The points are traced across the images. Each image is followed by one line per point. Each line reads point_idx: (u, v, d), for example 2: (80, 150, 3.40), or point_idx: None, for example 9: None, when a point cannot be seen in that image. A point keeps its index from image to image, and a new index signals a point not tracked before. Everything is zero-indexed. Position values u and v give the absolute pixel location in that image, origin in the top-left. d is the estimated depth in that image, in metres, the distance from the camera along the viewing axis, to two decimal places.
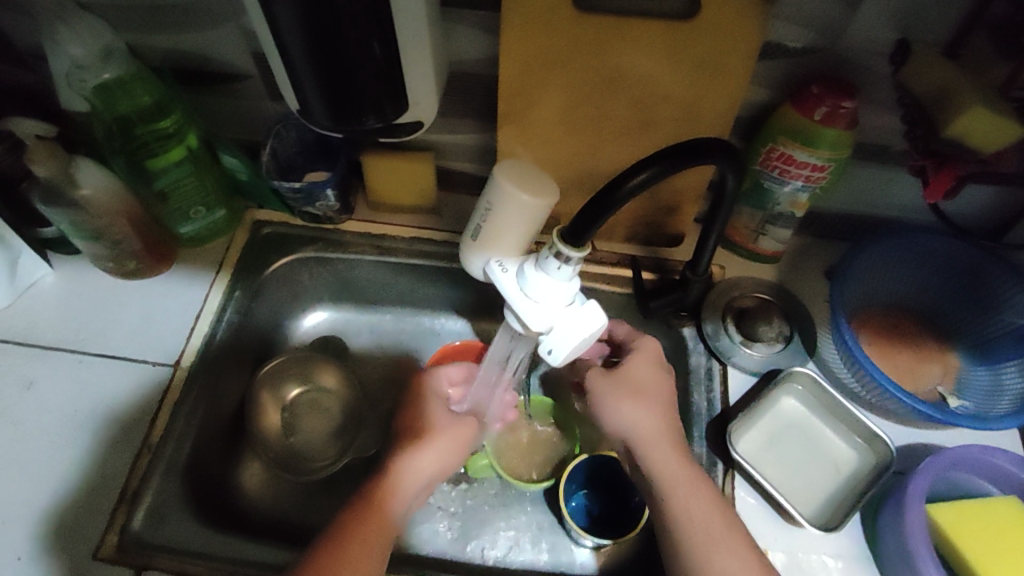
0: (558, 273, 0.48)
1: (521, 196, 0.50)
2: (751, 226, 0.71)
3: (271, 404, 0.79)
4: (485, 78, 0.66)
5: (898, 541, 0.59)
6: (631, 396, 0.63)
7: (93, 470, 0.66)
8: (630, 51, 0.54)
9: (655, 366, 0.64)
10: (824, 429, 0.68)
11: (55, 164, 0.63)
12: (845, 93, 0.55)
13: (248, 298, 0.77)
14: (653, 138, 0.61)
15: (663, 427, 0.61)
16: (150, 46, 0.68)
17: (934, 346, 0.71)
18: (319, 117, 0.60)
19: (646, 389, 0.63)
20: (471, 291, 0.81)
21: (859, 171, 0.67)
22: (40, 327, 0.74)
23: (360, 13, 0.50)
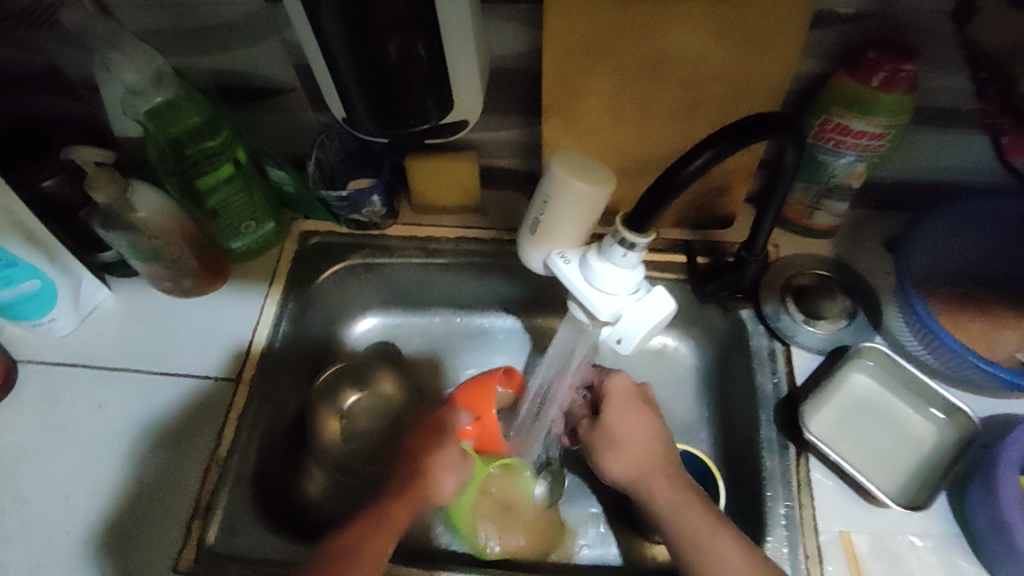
0: (623, 261, 0.48)
1: (576, 184, 0.50)
2: (806, 201, 0.70)
3: (328, 413, 0.78)
4: (527, 73, 0.66)
5: (991, 516, 0.58)
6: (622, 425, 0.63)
7: (167, 486, 0.67)
8: (678, 31, 0.53)
9: (638, 407, 0.64)
10: (898, 404, 0.67)
11: (113, 190, 0.64)
12: (905, 56, 0.54)
13: (301, 308, 0.77)
14: (704, 119, 0.60)
15: (659, 474, 0.61)
16: (197, 68, 0.69)
17: (1008, 312, 0.69)
18: (366, 124, 0.60)
19: (622, 401, 0.65)
20: (523, 288, 0.81)
21: (915, 136, 0.65)
22: (103, 349, 0.75)
23: (404, 15, 0.50)
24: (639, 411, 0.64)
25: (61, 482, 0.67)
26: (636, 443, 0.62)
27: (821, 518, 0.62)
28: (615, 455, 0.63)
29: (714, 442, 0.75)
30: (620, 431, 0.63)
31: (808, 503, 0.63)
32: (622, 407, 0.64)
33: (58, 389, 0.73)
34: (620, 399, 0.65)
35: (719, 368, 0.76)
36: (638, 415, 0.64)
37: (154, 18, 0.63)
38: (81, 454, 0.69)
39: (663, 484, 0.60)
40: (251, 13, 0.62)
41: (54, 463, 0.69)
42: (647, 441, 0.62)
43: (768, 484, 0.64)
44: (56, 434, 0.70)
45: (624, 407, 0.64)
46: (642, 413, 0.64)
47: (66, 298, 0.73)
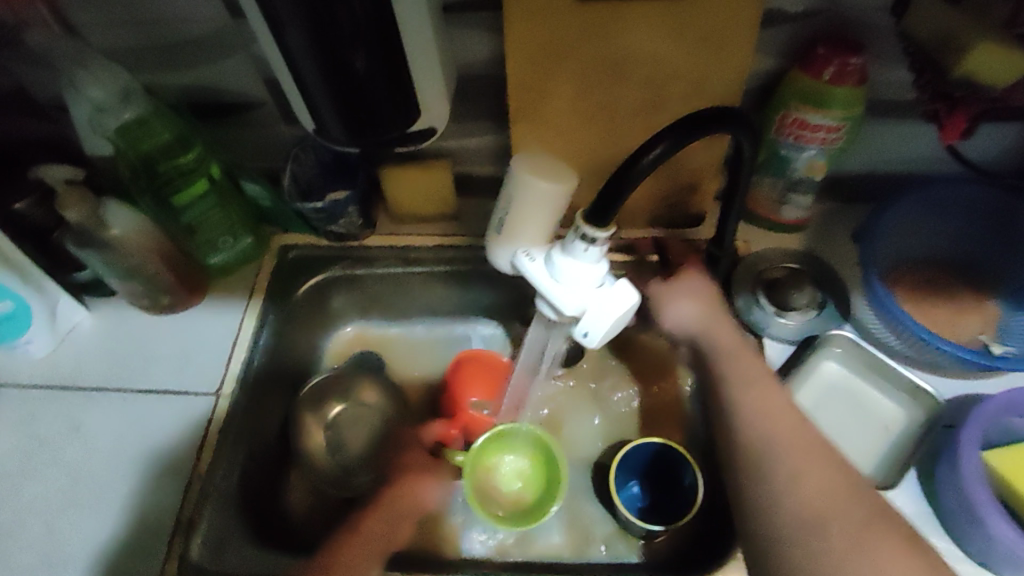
0: (586, 255, 0.49)
1: (539, 183, 0.51)
2: (772, 195, 0.71)
3: (315, 424, 0.80)
4: (493, 80, 0.67)
5: (957, 494, 0.60)
6: (690, 291, 0.64)
7: (148, 502, 0.67)
8: (635, 30, 0.54)
9: (712, 279, 0.66)
10: (867, 388, 0.69)
11: (85, 208, 0.65)
12: (852, 50, 0.56)
13: (282, 321, 0.78)
14: (665, 116, 0.61)
15: (722, 330, 0.61)
16: (167, 85, 0.70)
17: (969, 297, 0.71)
18: (335, 133, 0.61)
19: (698, 269, 0.66)
20: (501, 292, 0.82)
21: (868, 129, 0.67)
22: (83, 370, 0.76)
23: (365, 25, 0.51)
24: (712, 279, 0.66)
25: (41, 504, 0.68)
26: (707, 296, 0.64)
27: None
28: (688, 301, 0.64)
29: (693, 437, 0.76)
30: (697, 291, 0.64)
31: None
32: (695, 273, 0.66)
33: (38, 411, 0.73)
34: (701, 266, 0.66)
35: None
36: (711, 279, 0.65)
37: (122, 36, 0.64)
38: (61, 477, 0.69)
39: (726, 325, 0.61)
40: (218, 29, 0.63)
41: (34, 486, 0.69)
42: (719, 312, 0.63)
43: None
44: (36, 456, 0.71)
45: (699, 271, 0.66)
46: (713, 297, 0.64)
47: (44, 320, 0.73)
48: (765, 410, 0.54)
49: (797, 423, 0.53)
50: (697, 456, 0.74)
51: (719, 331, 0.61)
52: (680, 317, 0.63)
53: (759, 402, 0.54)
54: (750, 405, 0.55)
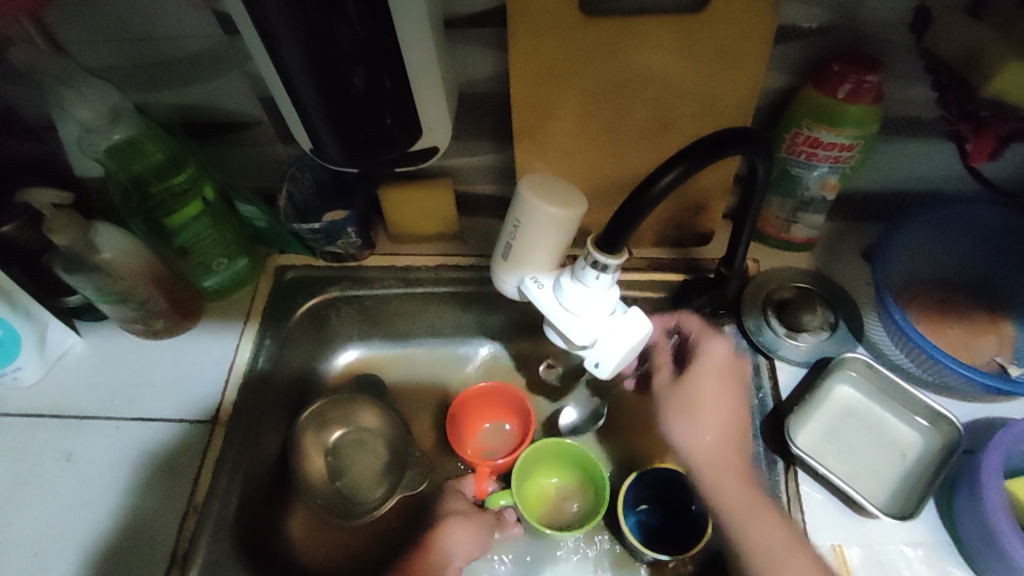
0: (598, 282, 0.48)
1: (548, 209, 0.49)
2: (782, 215, 0.69)
3: (314, 449, 0.77)
4: (496, 97, 0.65)
5: (979, 523, 0.58)
6: (697, 402, 0.66)
7: (140, 535, 0.65)
8: (644, 48, 0.52)
9: (722, 379, 0.66)
10: (881, 412, 0.67)
11: (73, 232, 0.63)
12: (869, 67, 0.54)
13: (279, 345, 0.76)
14: (674, 136, 0.59)
15: (719, 450, 0.63)
16: (159, 103, 0.68)
17: (985, 317, 0.69)
18: (333, 154, 0.59)
19: (704, 372, 0.66)
20: (504, 313, 0.80)
21: (884, 147, 0.65)
22: (73, 397, 0.73)
23: (364, 42, 0.50)
24: (721, 383, 0.66)
25: (29, 539, 0.65)
26: (713, 404, 0.65)
27: (813, 533, 0.61)
28: (707, 399, 0.65)
29: None
30: (716, 377, 0.66)
31: (798, 518, 0.62)
32: (702, 379, 0.66)
33: (26, 440, 0.71)
34: (708, 372, 0.66)
35: None
36: (720, 384, 0.66)
37: (113, 54, 0.62)
38: (50, 508, 0.67)
39: (730, 439, 0.63)
40: (212, 47, 0.61)
41: (21, 519, 0.66)
42: (736, 402, 0.65)
43: None
44: (23, 488, 0.68)
45: (707, 378, 0.66)
46: (730, 387, 0.66)
47: (32, 346, 0.71)
48: (754, 527, 0.58)
49: (777, 539, 0.57)
50: None
51: (716, 455, 0.63)
52: (678, 432, 0.66)
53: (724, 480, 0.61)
54: (722, 483, 0.61)
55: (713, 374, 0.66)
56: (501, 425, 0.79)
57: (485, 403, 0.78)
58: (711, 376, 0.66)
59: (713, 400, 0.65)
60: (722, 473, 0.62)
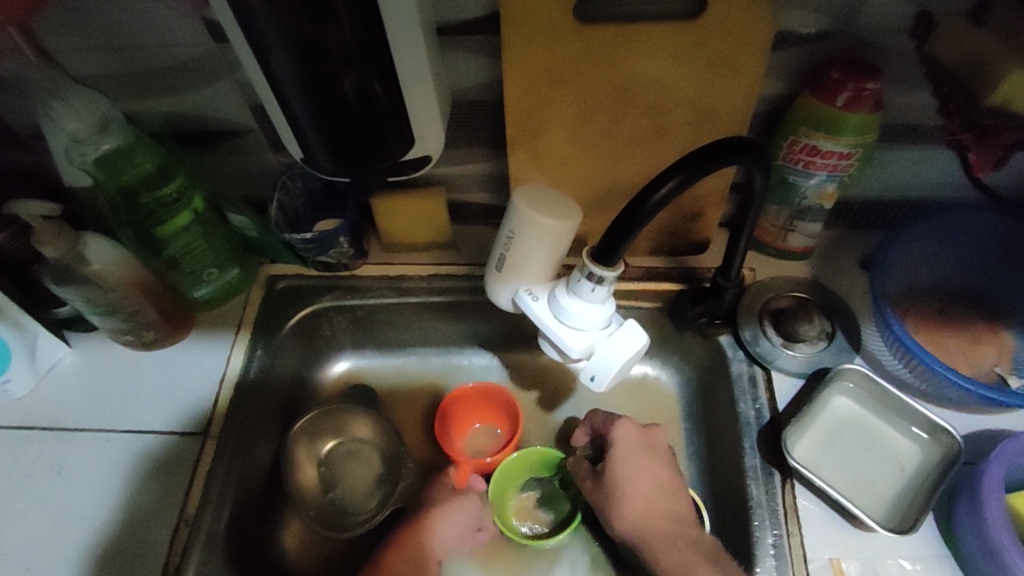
0: (594, 295, 0.47)
1: (542, 220, 0.48)
2: (779, 223, 0.69)
3: (306, 460, 0.76)
4: (490, 105, 0.65)
5: (979, 536, 0.57)
6: (626, 493, 0.61)
7: (129, 551, 0.63)
8: (640, 55, 0.52)
9: (644, 459, 0.62)
10: (880, 423, 0.66)
11: (61, 244, 0.63)
12: (869, 74, 0.53)
13: (270, 355, 0.75)
14: (670, 145, 0.59)
15: (660, 541, 0.59)
16: (149, 112, 0.67)
17: (984, 327, 0.69)
18: (324, 162, 0.58)
19: (619, 455, 0.63)
20: (498, 323, 0.79)
21: (882, 154, 0.65)
22: (61, 409, 0.72)
23: (355, 48, 0.49)
24: (644, 463, 0.62)
25: (16, 554, 0.64)
26: (644, 494, 0.61)
27: (812, 547, 0.60)
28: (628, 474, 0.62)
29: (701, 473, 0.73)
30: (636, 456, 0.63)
31: (797, 531, 0.61)
32: (624, 468, 0.62)
33: (13, 454, 0.69)
34: (625, 458, 0.63)
35: (701, 395, 0.75)
36: (641, 466, 0.62)
37: (102, 62, 0.61)
38: (39, 522, 0.65)
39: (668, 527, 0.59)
40: (203, 54, 0.61)
41: (9, 534, 0.65)
42: (663, 488, 0.62)
43: (755, 513, 0.62)
44: (9, 503, 0.67)
45: (629, 466, 0.62)
46: (653, 463, 0.63)
47: (20, 358, 0.70)
48: None
49: None
50: (706, 494, 0.71)
51: (659, 551, 0.58)
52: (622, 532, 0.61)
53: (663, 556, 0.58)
54: (660, 561, 0.58)
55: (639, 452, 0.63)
56: (491, 429, 0.79)
57: (475, 404, 0.78)
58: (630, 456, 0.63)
59: (639, 481, 0.62)
60: (674, 565, 0.57)
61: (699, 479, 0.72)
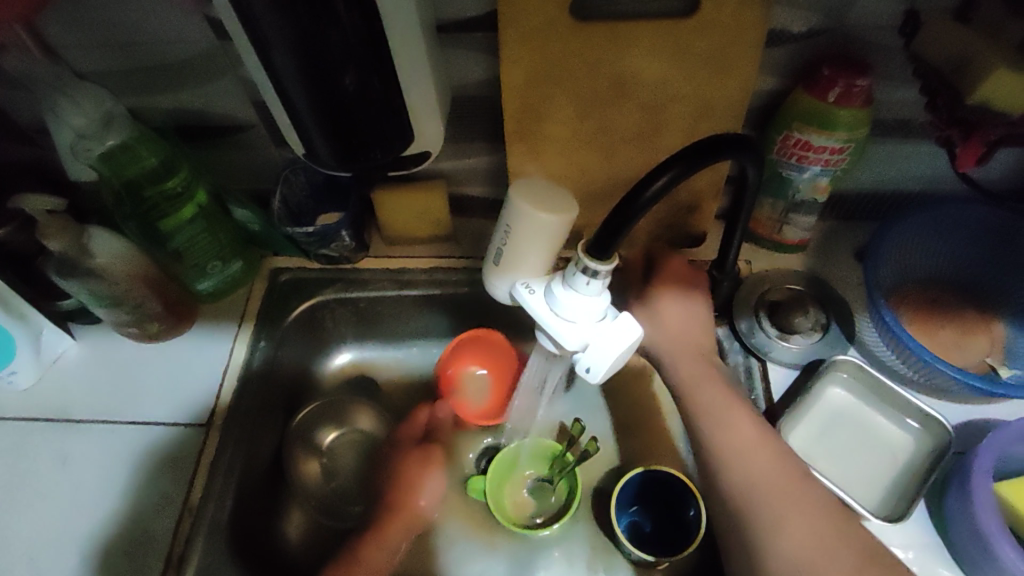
0: (589, 288, 0.48)
1: (538, 214, 0.49)
2: (774, 216, 0.70)
3: (309, 452, 0.78)
4: (488, 101, 0.66)
5: (969, 524, 0.58)
6: (660, 316, 0.67)
7: (137, 538, 0.65)
8: (636, 52, 0.53)
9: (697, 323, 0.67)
10: (875, 415, 0.67)
11: (68, 237, 0.64)
12: (859, 71, 0.54)
13: (273, 347, 0.76)
14: (666, 140, 0.60)
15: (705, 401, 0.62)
16: (153, 108, 0.68)
17: (977, 318, 0.70)
18: (325, 157, 0.59)
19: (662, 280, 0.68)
20: (498, 315, 0.80)
21: (875, 149, 0.65)
22: (67, 401, 0.73)
23: (355, 46, 0.50)
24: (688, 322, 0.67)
25: (25, 542, 0.65)
26: (687, 356, 0.65)
27: None
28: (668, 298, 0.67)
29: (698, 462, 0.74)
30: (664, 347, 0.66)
31: None
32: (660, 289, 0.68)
33: (21, 444, 0.71)
34: (669, 307, 0.67)
35: None
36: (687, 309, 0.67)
37: (105, 59, 0.62)
38: (46, 512, 0.67)
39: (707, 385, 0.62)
40: (205, 52, 0.62)
41: (17, 523, 0.66)
42: (694, 374, 0.63)
43: None
44: (17, 492, 0.68)
45: (674, 314, 0.67)
46: (693, 310, 0.67)
47: (26, 350, 0.71)
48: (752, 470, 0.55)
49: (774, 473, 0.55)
50: None
51: (704, 416, 0.61)
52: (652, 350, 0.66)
53: (723, 434, 0.59)
54: (722, 438, 0.58)
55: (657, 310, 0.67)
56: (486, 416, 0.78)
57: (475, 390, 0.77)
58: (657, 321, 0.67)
59: (678, 373, 0.64)
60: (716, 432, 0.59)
61: None
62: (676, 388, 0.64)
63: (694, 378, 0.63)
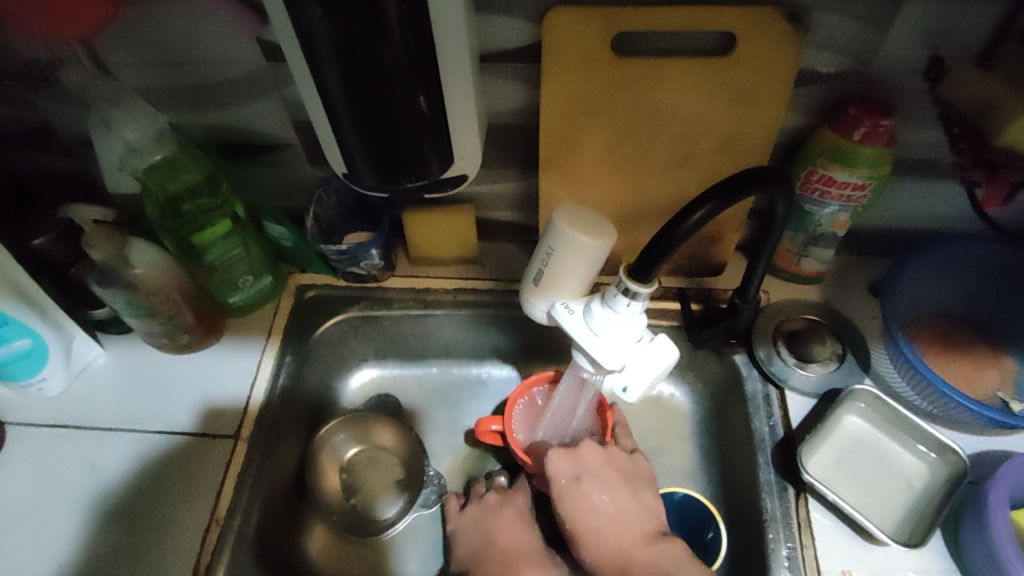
0: (629, 309, 0.50)
1: (580, 238, 0.51)
2: (794, 248, 0.72)
3: (330, 465, 0.78)
4: (521, 129, 0.68)
5: (985, 551, 0.59)
6: (567, 488, 0.66)
7: (163, 545, 0.65)
8: (672, 87, 0.55)
9: (615, 494, 0.67)
10: (890, 443, 0.68)
11: (111, 247, 0.65)
12: (884, 112, 0.57)
13: (299, 361, 0.77)
14: (695, 170, 0.62)
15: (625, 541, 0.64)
16: (196, 124, 0.70)
17: (988, 353, 0.72)
18: (367, 179, 0.61)
19: (588, 477, 0.67)
20: (520, 336, 0.82)
21: (895, 185, 0.68)
22: (95, 408, 0.74)
23: (408, 74, 0.52)
24: (612, 490, 0.67)
25: (52, 544, 0.65)
26: (615, 515, 0.65)
27: (824, 559, 0.63)
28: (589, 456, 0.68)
29: (714, 488, 0.75)
30: (607, 480, 0.67)
31: (810, 543, 0.63)
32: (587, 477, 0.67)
33: (49, 450, 0.71)
34: (589, 481, 0.67)
35: (715, 413, 0.77)
36: (605, 494, 0.66)
37: (158, 77, 0.65)
38: (73, 518, 0.67)
39: (640, 540, 0.63)
40: (254, 73, 0.64)
41: (44, 527, 0.66)
42: (620, 514, 0.65)
43: (769, 526, 0.64)
44: (46, 497, 0.68)
45: (598, 486, 0.67)
46: (611, 486, 0.67)
47: (60, 357, 0.72)
48: None
49: None
50: (722, 510, 0.73)
51: (622, 531, 0.64)
52: (595, 510, 0.66)
53: None
54: None
55: (579, 480, 0.67)
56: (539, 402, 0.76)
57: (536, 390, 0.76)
58: (593, 480, 0.67)
59: (609, 503, 0.66)
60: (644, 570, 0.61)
61: (713, 493, 0.75)
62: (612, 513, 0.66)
63: (622, 521, 0.65)
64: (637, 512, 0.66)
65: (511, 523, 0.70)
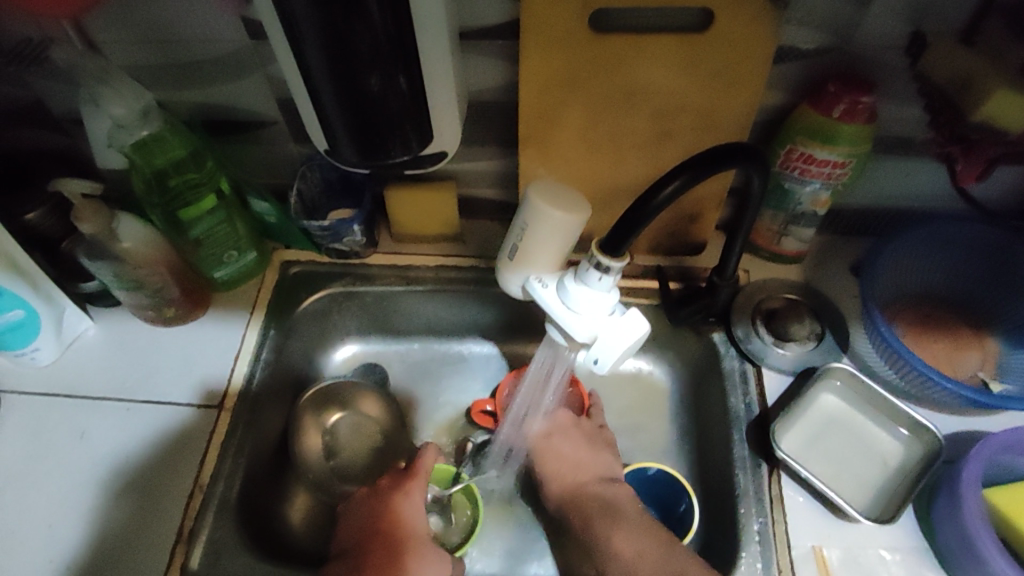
0: (601, 283, 0.50)
1: (553, 213, 0.51)
2: (774, 227, 0.72)
3: (312, 426, 0.79)
4: (504, 106, 0.68)
5: (956, 528, 0.60)
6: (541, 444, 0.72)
7: (148, 512, 0.66)
8: (650, 64, 0.55)
9: (578, 444, 0.71)
10: (865, 422, 0.69)
11: (100, 221, 0.65)
12: (863, 89, 0.57)
13: (283, 336, 0.78)
14: (674, 147, 0.62)
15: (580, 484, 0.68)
16: (180, 101, 0.71)
17: (969, 333, 0.73)
18: (348, 154, 0.61)
19: (557, 433, 0.72)
20: (503, 313, 0.82)
21: (877, 165, 0.68)
22: (82, 379, 0.75)
23: (387, 51, 0.52)
24: (574, 443, 0.71)
25: (39, 511, 0.66)
26: (574, 464, 0.69)
27: (795, 534, 0.63)
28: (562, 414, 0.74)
29: (691, 464, 0.76)
30: (572, 436, 0.72)
31: (781, 519, 0.64)
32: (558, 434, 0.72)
33: (37, 419, 0.72)
34: (558, 433, 0.72)
35: (694, 391, 0.78)
36: (570, 445, 0.71)
37: (141, 53, 0.65)
38: (62, 485, 0.68)
39: (594, 485, 0.67)
40: (236, 48, 0.64)
41: (31, 494, 0.67)
42: (579, 463, 0.69)
43: (742, 501, 0.65)
44: (34, 465, 0.69)
45: (565, 438, 0.71)
46: (575, 439, 0.71)
47: (50, 329, 0.73)
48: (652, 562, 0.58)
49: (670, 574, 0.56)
50: (698, 485, 0.74)
51: (580, 476, 0.68)
52: (557, 458, 0.70)
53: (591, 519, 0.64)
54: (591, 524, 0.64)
55: (549, 434, 0.72)
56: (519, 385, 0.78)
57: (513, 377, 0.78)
58: (559, 436, 0.72)
59: (569, 451, 0.70)
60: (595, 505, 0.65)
61: (690, 468, 0.76)
62: (573, 460, 0.70)
63: (580, 469, 0.69)
64: (593, 457, 0.70)
65: (416, 502, 0.66)
